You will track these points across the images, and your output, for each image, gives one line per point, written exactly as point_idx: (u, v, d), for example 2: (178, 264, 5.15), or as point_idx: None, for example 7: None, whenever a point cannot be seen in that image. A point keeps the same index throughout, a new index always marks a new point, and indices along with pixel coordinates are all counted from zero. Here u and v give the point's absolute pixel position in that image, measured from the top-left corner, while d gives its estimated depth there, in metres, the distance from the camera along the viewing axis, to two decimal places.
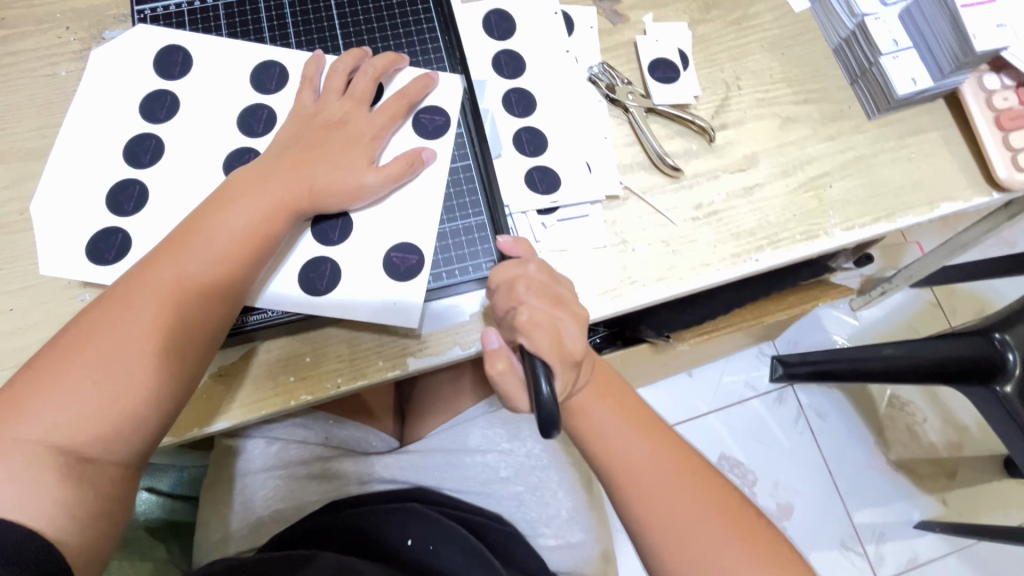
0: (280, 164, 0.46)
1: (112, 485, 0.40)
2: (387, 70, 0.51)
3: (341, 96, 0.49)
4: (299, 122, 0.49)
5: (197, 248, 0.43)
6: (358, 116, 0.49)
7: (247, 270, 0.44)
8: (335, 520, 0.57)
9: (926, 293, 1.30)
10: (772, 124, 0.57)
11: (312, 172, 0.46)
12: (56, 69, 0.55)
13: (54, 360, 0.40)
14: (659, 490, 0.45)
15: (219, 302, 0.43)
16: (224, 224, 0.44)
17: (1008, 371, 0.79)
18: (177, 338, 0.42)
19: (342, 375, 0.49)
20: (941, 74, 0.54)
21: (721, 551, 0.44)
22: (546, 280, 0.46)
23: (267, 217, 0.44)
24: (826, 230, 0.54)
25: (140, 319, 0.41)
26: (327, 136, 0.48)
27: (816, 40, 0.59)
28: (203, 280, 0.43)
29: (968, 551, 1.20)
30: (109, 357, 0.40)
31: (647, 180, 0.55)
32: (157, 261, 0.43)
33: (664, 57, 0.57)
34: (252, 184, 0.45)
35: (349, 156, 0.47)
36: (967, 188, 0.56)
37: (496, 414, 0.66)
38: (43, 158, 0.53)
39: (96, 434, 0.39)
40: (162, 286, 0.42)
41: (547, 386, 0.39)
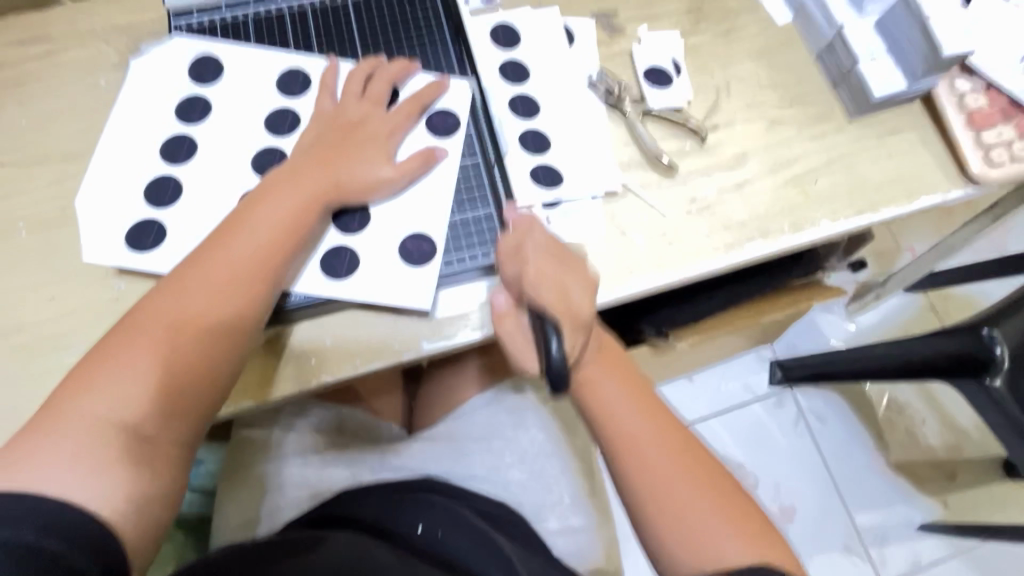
0: (312, 163, 0.50)
1: (168, 465, 0.43)
2: (401, 75, 0.56)
3: (359, 98, 0.54)
4: (322, 124, 0.53)
5: (239, 240, 0.47)
6: (376, 116, 0.53)
7: (284, 259, 0.48)
8: (344, 508, 0.59)
9: (920, 297, 1.34)
10: (759, 125, 0.61)
11: (340, 169, 0.50)
12: (96, 79, 0.59)
13: (112, 344, 0.43)
14: (653, 458, 0.48)
15: (261, 288, 0.47)
16: (263, 218, 0.47)
17: (997, 364, 0.82)
18: (224, 322, 0.45)
19: (359, 357, 0.52)
20: (913, 78, 0.58)
21: (707, 520, 0.46)
22: (552, 242, 0.49)
23: (301, 212, 0.48)
24: (812, 222, 0.58)
25: (192, 307, 0.44)
26: (349, 134, 0.52)
27: (800, 49, 0.64)
28: (246, 267, 0.46)
29: (971, 553, 1.20)
30: (164, 342, 0.43)
31: (644, 176, 0.58)
32: (203, 254, 0.46)
33: (658, 64, 0.62)
34: (289, 181, 0.49)
35: (374, 154, 0.52)
36: (945, 182, 0.60)
37: (500, 404, 0.69)
38: (82, 160, 0.57)
39: (153, 412, 0.42)
40: (209, 275, 0.45)
41: (556, 343, 0.44)
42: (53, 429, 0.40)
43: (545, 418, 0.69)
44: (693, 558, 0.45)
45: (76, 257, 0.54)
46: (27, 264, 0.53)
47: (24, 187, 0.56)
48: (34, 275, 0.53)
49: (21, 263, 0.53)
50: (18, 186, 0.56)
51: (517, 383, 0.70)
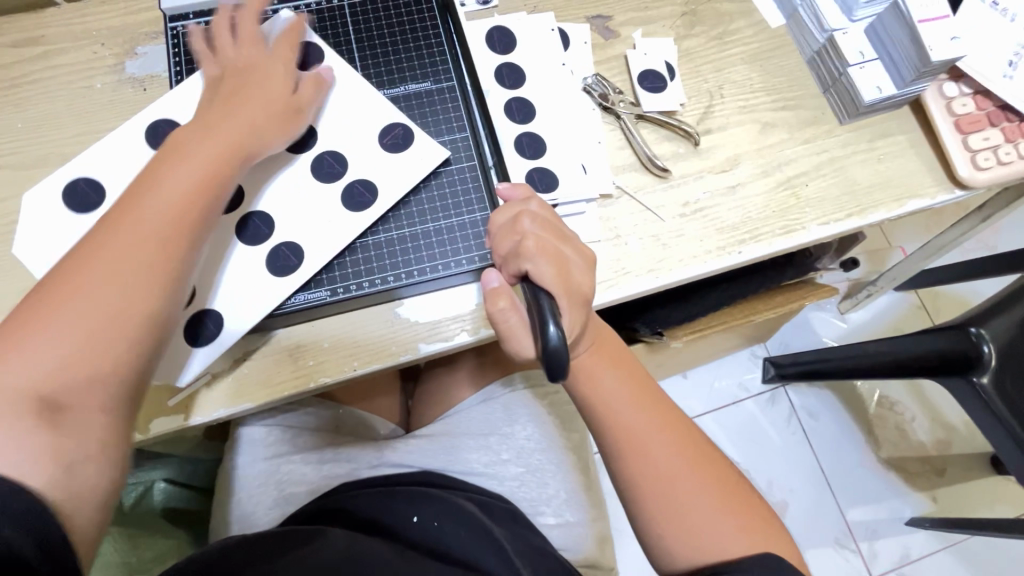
0: (201, 124, 0.47)
1: (98, 454, 0.41)
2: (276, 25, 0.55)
3: (235, 46, 0.52)
4: (211, 87, 0.51)
5: (148, 208, 0.44)
6: (275, 74, 0.51)
7: (196, 213, 0.45)
8: (343, 502, 0.60)
9: (911, 295, 1.35)
10: (752, 129, 0.62)
11: (229, 126, 0.47)
12: (92, 81, 0.59)
13: (22, 315, 0.40)
14: (656, 454, 0.49)
15: (174, 247, 0.44)
16: (168, 185, 0.44)
17: (984, 363, 0.85)
18: (136, 280, 0.42)
19: (358, 359, 0.53)
20: (904, 82, 0.59)
21: (706, 512, 0.48)
22: (550, 217, 0.49)
23: (210, 177, 0.46)
24: (803, 225, 0.59)
25: (98, 278, 0.41)
26: (240, 91, 0.49)
27: (792, 53, 0.64)
28: (156, 225, 0.43)
29: (959, 547, 1.22)
30: (76, 316, 0.40)
31: (638, 180, 0.59)
32: (111, 224, 0.43)
33: (652, 68, 0.62)
34: (196, 139, 0.46)
35: (279, 109, 0.50)
36: (933, 186, 0.61)
37: (495, 401, 0.70)
38: None
39: (66, 382, 0.40)
40: (117, 248, 0.42)
41: (554, 326, 0.42)
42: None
43: (541, 414, 0.70)
44: (691, 550, 0.47)
45: None
46: (25, 267, 0.53)
47: (21, 190, 0.56)
48: (32, 278, 0.53)
49: (19, 266, 0.53)
50: (16, 189, 0.56)
51: (508, 380, 0.71)
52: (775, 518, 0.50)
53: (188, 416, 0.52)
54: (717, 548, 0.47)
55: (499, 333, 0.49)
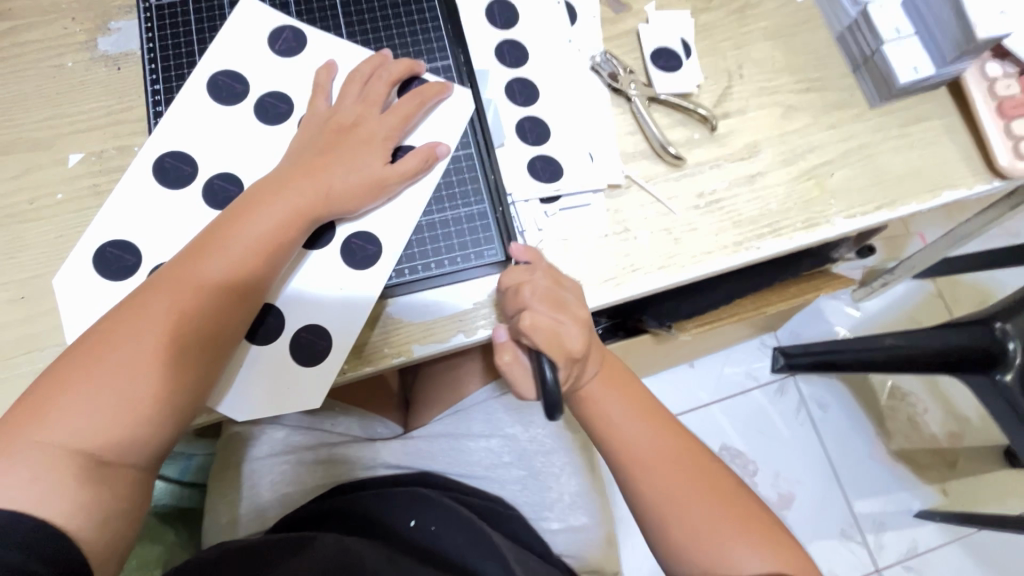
0: (297, 173, 0.47)
1: (128, 487, 0.41)
2: (404, 75, 0.52)
3: (356, 99, 0.50)
4: (314, 126, 0.50)
5: (218, 254, 0.44)
6: (376, 117, 0.50)
7: (264, 275, 0.45)
8: (340, 504, 0.59)
9: (928, 283, 1.31)
10: (774, 112, 0.57)
11: (329, 180, 0.47)
12: (63, 60, 0.55)
13: (80, 358, 0.41)
14: (664, 480, 0.46)
15: (236, 310, 0.44)
16: (248, 232, 0.45)
17: (1008, 359, 0.79)
18: (194, 341, 0.43)
19: (348, 362, 0.50)
20: (944, 61, 0.54)
21: (718, 539, 0.45)
22: (551, 283, 0.47)
23: (290, 226, 0.46)
24: (828, 218, 0.55)
25: (159, 322, 0.42)
26: (340, 142, 0.48)
27: (819, 29, 0.59)
28: (221, 287, 0.44)
29: (968, 540, 1.20)
30: (134, 354, 0.41)
31: (649, 168, 0.55)
32: (180, 264, 0.44)
33: (666, 46, 0.57)
34: (273, 193, 0.46)
35: (365, 159, 0.48)
36: (969, 176, 0.56)
37: (499, 400, 0.66)
38: (50, 149, 0.53)
39: (110, 440, 0.40)
40: (177, 292, 0.43)
41: (549, 369, 0.43)
42: (9, 451, 0.38)
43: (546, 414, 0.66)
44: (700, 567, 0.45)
45: (47, 253, 0.51)
46: None
47: None
48: (4, 272, 0.50)
49: None
50: None
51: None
52: (786, 531, 0.47)
53: None
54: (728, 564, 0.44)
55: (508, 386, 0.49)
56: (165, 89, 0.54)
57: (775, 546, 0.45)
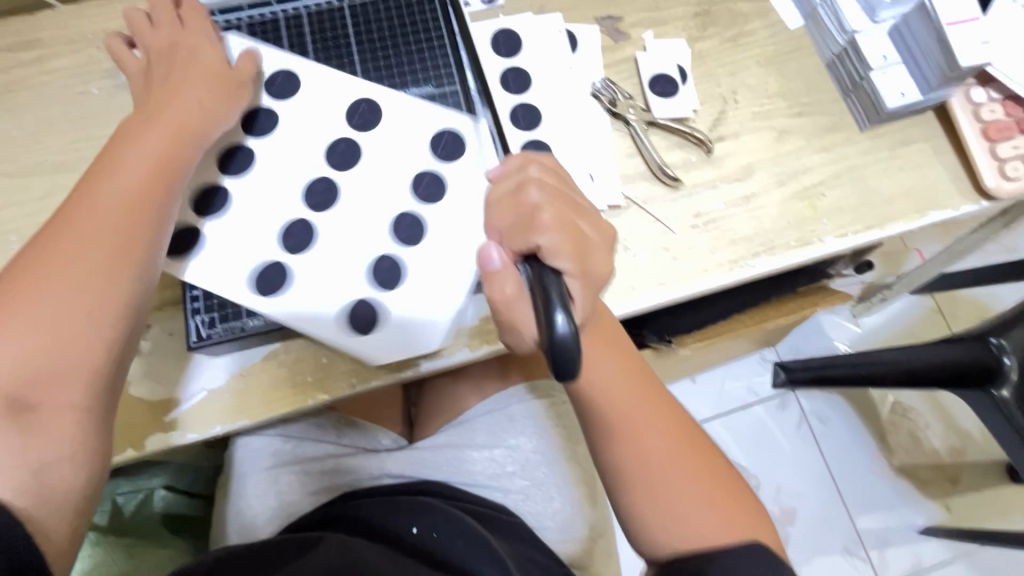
0: (141, 118, 0.47)
1: (75, 428, 0.41)
2: (179, 2, 0.53)
3: (147, 44, 0.51)
4: (145, 77, 0.50)
5: (86, 206, 0.44)
6: (212, 52, 0.51)
7: (162, 191, 0.46)
8: (343, 510, 0.59)
9: (926, 299, 1.32)
10: (767, 135, 0.59)
11: (172, 116, 0.47)
12: (88, 87, 0.58)
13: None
14: (643, 435, 0.48)
15: (141, 225, 0.44)
16: (129, 162, 0.45)
17: (1004, 375, 0.81)
18: (104, 249, 0.43)
19: (357, 376, 0.52)
20: (929, 87, 0.56)
21: (690, 498, 0.47)
22: (556, 182, 0.44)
23: (168, 145, 0.47)
24: (820, 237, 0.56)
25: (49, 279, 0.41)
26: (173, 78, 0.49)
27: (810, 55, 0.62)
28: (112, 213, 0.44)
29: (972, 557, 1.20)
30: (33, 315, 0.40)
31: (648, 190, 0.57)
32: (73, 203, 0.44)
33: (663, 72, 0.60)
34: (141, 127, 0.47)
35: (189, 79, 0.49)
36: (957, 196, 0.58)
37: (502, 411, 0.68)
38: (74, 171, 0.56)
39: (35, 378, 0.40)
40: (54, 254, 0.42)
41: (561, 313, 0.34)
42: None
43: (548, 426, 0.68)
44: (671, 529, 0.47)
45: None
46: None
47: (17, 198, 0.55)
48: None
49: None
50: (10, 197, 0.55)
51: (530, 385, 0.69)
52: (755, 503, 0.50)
53: (187, 431, 0.51)
54: (699, 527, 0.46)
55: (500, 320, 0.44)
56: None
57: (744, 517, 0.48)
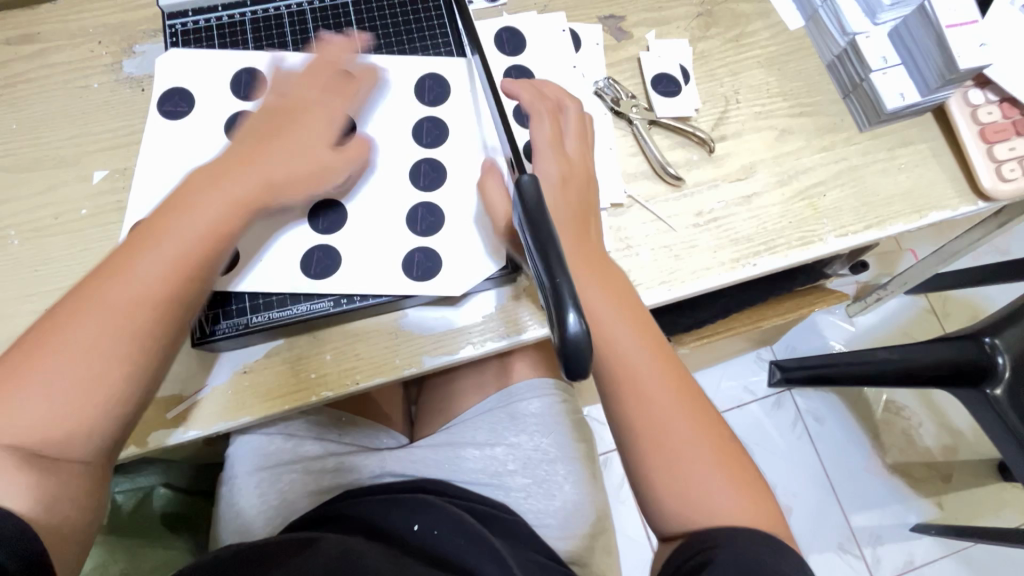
0: (237, 160, 0.47)
1: (78, 477, 0.41)
2: (341, 53, 0.55)
3: (292, 82, 0.52)
4: (260, 114, 0.51)
5: (157, 246, 0.43)
6: (327, 108, 0.51)
7: (213, 260, 0.45)
8: (344, 508, 0.59)
9: (920, 299, 1.34)
10: (768, 136, 0.60)
11: (273, 168, 0.48)
12: (88, 81, 0.58)
13: (32, 345, 0.41)
14: (648, 388, 0.47)
15: (179, 293, 0.44)
16: (188, 219, 0.44)
17: (998, 374, 0.82)
18: (148, 313, 0.42)
19: (360, 373, 0.52)
20: (928, 89, 0.57)
21: (694, 459, 0.46)
22: (580, 121, 0.52)
23: (232, 215, 0.46)
24: (820, 237, 0.57)
25: (96, 311, 0.41)
26: (287, 127, 0.50)
27: (811, 57, 0.62)
28: (162, 271, 0.43)
29: (963, 553, 1.22)
30: (71, 365, 0.40)
31: (650, 188, 0.57)
32: (128, 245, 0.44)
33: (666, 72, 0.60)
34: (212, 179, 0.46)
35: (305, 137, 0.50)
36: (955, 197, 0.59)
37: (504, 409, 0.68)
38: (74, 166, 0.55)
39: (57, 427, 0.40)
40: (117, 286, 0.42)
41: (574, 312, 0.28)
42: None
43: (550, 424, 0.68)
44: (674, 494, 0.45)
45: (70, 266, 0.53)
46: (18, 274, 0.52)
47: (15, 193, 0.54)
48: (27, 284, 0.52)
49: (11, 273, 0.52)
50: (9, 191, 0.54)
51: (531, 384, 0.70)
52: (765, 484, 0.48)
53: (186, 428, 0.50)
54: (704, 496, 0.45)
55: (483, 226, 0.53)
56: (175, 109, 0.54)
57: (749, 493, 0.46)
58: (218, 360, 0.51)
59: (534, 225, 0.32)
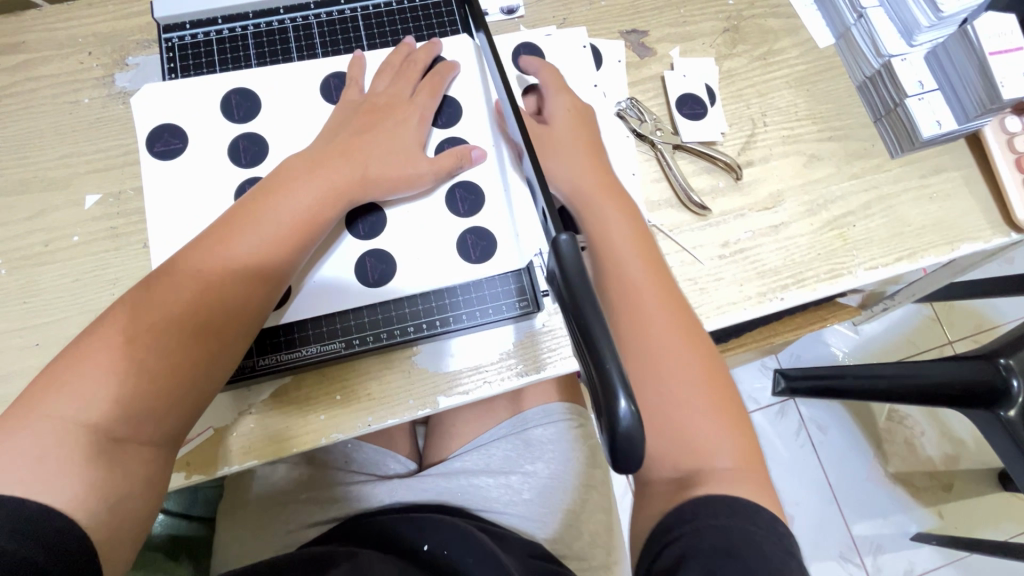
0: (331, 151, 0.47)
1: (144, 467, 0.39)
2: (425, 59, 0.54)
3: (389, 83, 0.52)
4: (348, 110, 0.51)
5: (250, 228, 0.43)
6: (409, 105, 0.51)
7: (298, 249, 0.45)
8: (355, 526, 0.58)
9: (926, 308, 1.33)
10: (797, 161, 0.57)
11: (365, 160, 0.48)
12: (79, 96, 0.54)
13: (104, 327, 0.39)
14: (653, 317, 0.46)
15: (263, 283, 0.44)
16: (281, 206, 0.44)
17: (1012, 396, 0.77)
18: (228, 299, 0.42)
19: (372, 414, 0.50)
20: (966, 118, 0.55)
21: (689, 398, 0.44)
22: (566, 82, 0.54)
23: (323, 204, 0.46)
24: (850, 269, 0.55)
25: (188, 288, 0.41)
26: (377, 121, 0.50)
27: (841, 77, 0.60)
28: (250, 263, 0.43)
29: (962, 562, 1.22)
30: (144, 347, 0.39)
31: (674, 218, 0.55)
32: (215, 229, 0.44)
33: (691, 92, 0.57)
34: (304, 169, 0.46)
35: (397, 140, 0.49)
36: (987, 228, 0.57)
37: (519, 436, 0.66)
38: (65, 189, 0.52)
39: (128, 411, 0.38)
40: (205, 266, 0.42)
41: (623, 399, 0.26)
42: (26, 421, 0.36)
43: (567, 452, 0.65)
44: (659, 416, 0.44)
45: (63, 298, 0.50)
46: (7, 306, 0.49)
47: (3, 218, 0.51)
48: (17, 318, 0.49)
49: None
50: None
51: (546, 409, 0.67)
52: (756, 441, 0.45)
53: (190, 473, 0.48)
54: (690, 425, 0.43)
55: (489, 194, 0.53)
56: (172, 129, 0.51)
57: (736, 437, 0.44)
58: (220, 402, 0.49)
59: (571, 298, 0.29)
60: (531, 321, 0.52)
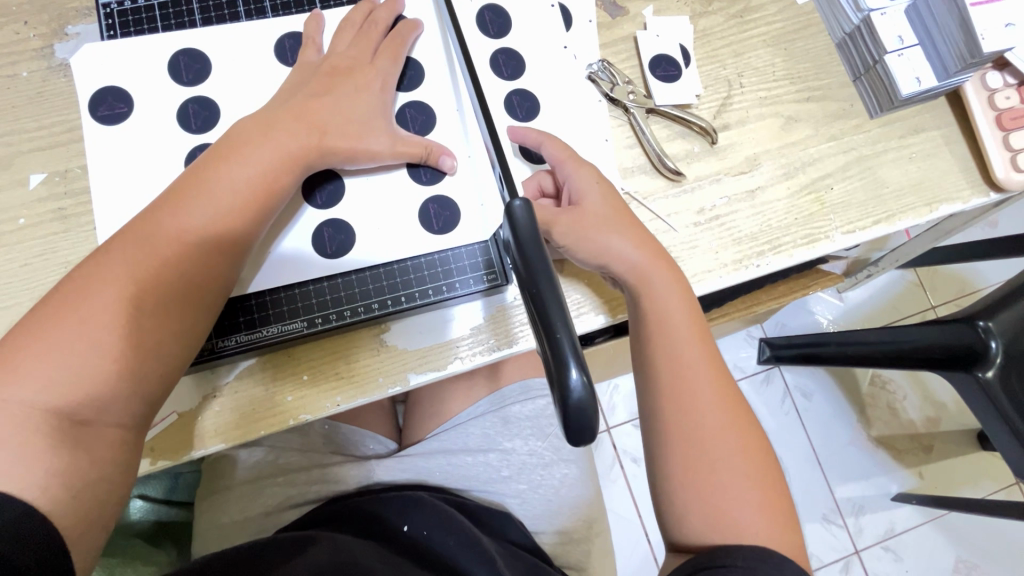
0: (284, 114, 0.45)
1: (110, 452, 0.38)
2: (387, 16, 0.51)
3: (348, 43, 0.49)
4: (305, 71, 0.48)
5: (201, 201, 0.41)
6: (369, 65, 0.49)
7: (253, 221, 0.43)
8: (339, 507, 0.58)
9: (909, 273, 1.33)
10: (774, 123, 0.55)
11: (321, 124, 0.45)
12: (16, 69, 0.51)
13: (49, 311, 0.37)
14: (700, 397, 0.45)
15: (218, 258, 0.42)
16: (232, 176, 0.42)
17: (989, 357, 0.76)
18: (182, 277, 0.40)
19: (341, 394, 0.48)
20: (947, 73, 0.53)
21: (734, 485, 0.44)
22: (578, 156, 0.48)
23: (278, 172, 0.43)
24: (827, 234, 0.54)
25: (138, 265, 0.39)
26: (334, 82, 0.47)
27: (819, 34, 0.58)
28: (203, 237, 0.41)
29: (941, 520, 1.25)
30: (93, 329, 0.37)
31: (649, 184, 0.53)
32: (164, 202, 0.41)
33: (665, 53, 0.55)
34: (257, 135, 0.44)
35: (357, 103, 0.47)
36: (966, 188, 0.56)
37: (499, 413, 0.64)
38: (8, 169, 0.49)
39: (85, 394, 0.36)
40: (154, 243, 0.40)
41: (577, 368, 0.25)
42: None
43: (547, 426, 0.65)
44: (700, 495, 0.44)
45: (12, 284, 0.47)
46: None
47: None
48: None
49: None
50: None
51: (525, 385, 0.66)
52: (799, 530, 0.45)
53: (156, 459, 0.47)
54: (729, 510, 0.44)
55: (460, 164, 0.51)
56: (115, 101, 0.48)
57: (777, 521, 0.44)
58: (184, 386, 0.47)
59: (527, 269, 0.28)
60: (502, 295, 0.51)
